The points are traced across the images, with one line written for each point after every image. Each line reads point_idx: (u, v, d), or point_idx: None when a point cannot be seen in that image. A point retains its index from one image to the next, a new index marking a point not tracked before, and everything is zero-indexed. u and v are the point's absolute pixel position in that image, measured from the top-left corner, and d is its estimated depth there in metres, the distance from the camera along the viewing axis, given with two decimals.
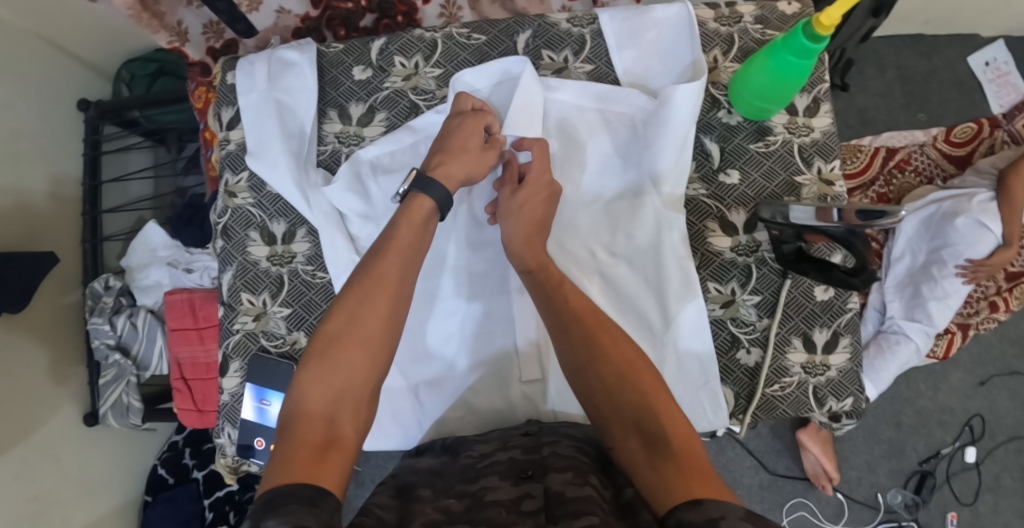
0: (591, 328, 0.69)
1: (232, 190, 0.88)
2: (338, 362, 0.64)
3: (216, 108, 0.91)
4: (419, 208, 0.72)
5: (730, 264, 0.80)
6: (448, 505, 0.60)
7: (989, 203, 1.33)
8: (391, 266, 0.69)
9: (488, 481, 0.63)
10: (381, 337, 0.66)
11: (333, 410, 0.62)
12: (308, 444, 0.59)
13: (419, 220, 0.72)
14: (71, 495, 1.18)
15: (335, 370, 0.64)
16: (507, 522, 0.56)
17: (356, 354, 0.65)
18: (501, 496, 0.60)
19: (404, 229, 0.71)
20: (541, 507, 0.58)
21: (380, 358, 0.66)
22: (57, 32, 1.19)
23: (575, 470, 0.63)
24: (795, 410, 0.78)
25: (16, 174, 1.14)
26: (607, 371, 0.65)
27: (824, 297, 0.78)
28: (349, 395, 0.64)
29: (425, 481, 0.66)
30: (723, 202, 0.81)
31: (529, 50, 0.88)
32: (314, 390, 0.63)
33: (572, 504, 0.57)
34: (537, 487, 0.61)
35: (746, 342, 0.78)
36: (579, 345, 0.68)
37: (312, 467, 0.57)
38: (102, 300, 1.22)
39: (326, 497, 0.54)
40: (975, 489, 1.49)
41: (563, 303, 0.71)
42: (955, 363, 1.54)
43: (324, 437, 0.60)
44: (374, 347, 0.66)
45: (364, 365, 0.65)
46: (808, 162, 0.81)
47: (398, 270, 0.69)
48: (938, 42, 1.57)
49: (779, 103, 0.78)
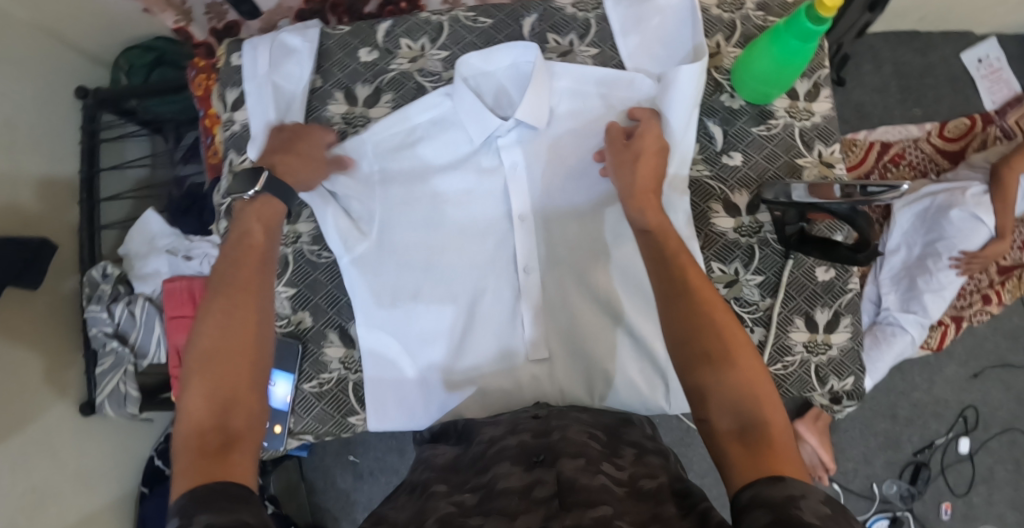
0: (702, 304, 0.64)
1: (238, 171, 0.87)
2: (216, 367, 0.63)
3: (221, 89, 0.90)
4: (270, 208, 0.74)
5: (733, 245, 0.80)
6: (462, 499, 0.61)
7: (982, 195, 1.36)
8: (247, 274, 0.69)
9: (499, 468, 0.62)
10: (253, 335, 0.66)
11: (233, 412, 0.61)
12: (206, 450, 0.58)
13: (270, 218, 0.74)
14: (65, 487, 1.15)
15: (214, 377, 0.62)
16: (519, 510, 0.55)
17: (232, 359, 0.64)
18: (512, 484, 0.59)
19: (257, 228, 0.73)
20: (554, 494, 0.57)
21: (258, 357, 0.65)
22: (56, 19, 1.18)
23: (586, 457, 0.62)
24: (798, 390, 0.78)
25: (15, 158, 1.13)
26: (714, 345, 0.62)
27: (825, 278, 0.78)
28: (237, 393, 0.62)
29: (438, 476, 0.67)
30: (726, 184, 0.81)
31: (535, 34, 0.89)
32: (199, 398, 0.61)
33: (584, 492, 0.56)
34: (549, 472, 0.59)
35: (750, 321, 0.78)
36: (687, 319, 0.64)
37: (222, 464, 0.57)
38: (99, 288, 1.21)
39: (245, 488, 0.55)
40: (969, 479, 1.51)
41: (675, 274, 0.66)
42: (949, 355, 1.56)
43: (220, 440, 0.59)
44: (247, 346, 0.65)
45: (245, 367, 0.64)
46: (809, 146, 0.82)
47: (254, 272, 0.70)
48: (932, 39, 1.60)
49: (781, 88, 0.79)
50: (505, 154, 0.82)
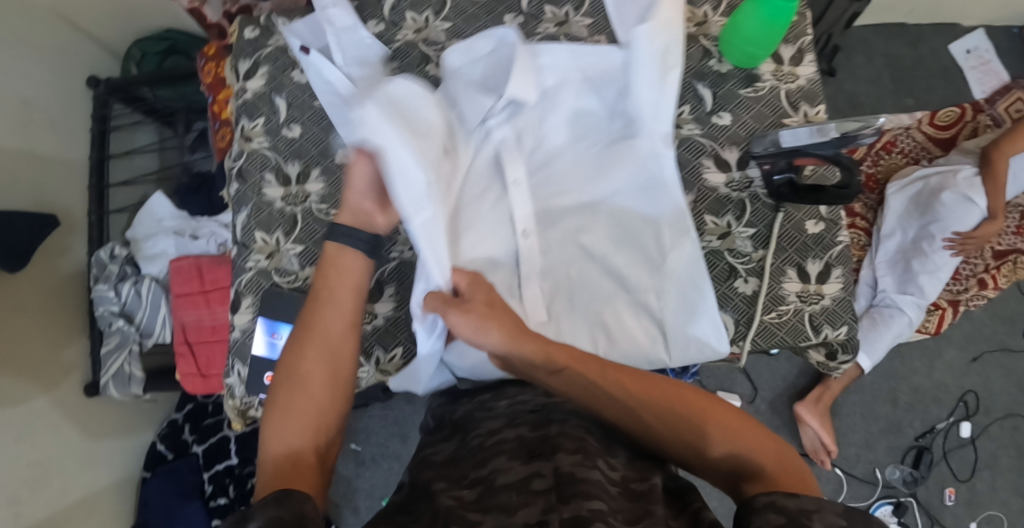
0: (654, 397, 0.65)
1: (249, 135, 0.90)
2: (288, 403, 0.68)
3: (233, 60, 0.94)
4: (342, 265, 0.74)
5: (726, 200, 0.82)
6: (462, 494, 0.59)
7: (973, 178, 1.38)
8: (322, 316, 0.72)
9: (497, 462, 0.61)
10: (326, 376, 0.70)
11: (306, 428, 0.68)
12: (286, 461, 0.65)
13: (341, 276, 0.74)
14: (71, 463, 1.16)
15: (290, 410, 0.68)
16: (517, 506, 0.55)
17: (304, 396, 0.69)
18: (510, 479, 0.58)
19: (325, 284, 0.73)
20: (551, 486, 0.56)
21: (332, 391, 0.70)
22: (70, 8, 1.22)
23: (584, 452, 0.60)
24: (793, 338, 0.79)
25: (27, 140, 1.16)
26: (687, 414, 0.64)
27: (815, 230, 0.81)
28: (310, 415, 0.68)
29: (439, 475, 0.64)
30: (717, 141, 0.84)
31: (533, 6, 0.92)
32: (276, 431, 0.67)
33: (582, 485, 0.55)
34: (547, 466, 0.58)
35: (743, 272, 0.80)
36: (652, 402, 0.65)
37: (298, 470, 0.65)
38: (107, 268, 1.24)
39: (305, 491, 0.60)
40: (972, 465, 1.51)
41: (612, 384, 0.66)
42: (948, 340, 1.57)
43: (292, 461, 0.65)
44: (329, 383, 0.70)
45: (316, 399, 0.69)
46: (795, 106, 0.85)
47: (330, 315, 0.72)
48: (922, 31, 1.65)
49: (768, 48, 0.82)
50: (494, 134, 0.82)
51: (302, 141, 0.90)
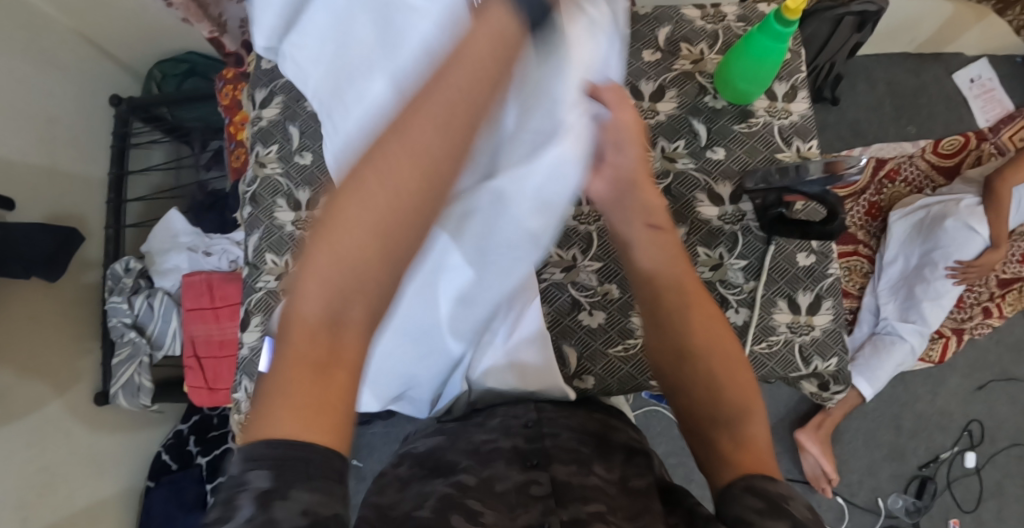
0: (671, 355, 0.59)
1: (263, 161, 0.94)
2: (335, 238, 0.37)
3: (251, 90, 0.99)
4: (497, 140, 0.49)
5: (718, 231, 0.84)
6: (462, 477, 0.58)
7: (976, 207, 1.39)
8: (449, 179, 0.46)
9: (495, 467, 0.60)
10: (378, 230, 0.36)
11: (303, 297, 0.38)
12: (300, 360, 0.38)
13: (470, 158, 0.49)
14: (80, 471, 1.20)
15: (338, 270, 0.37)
16: (516, 510, 0.55)
17: (325, 270, 0.37)
18: (509, 483, 0.58)
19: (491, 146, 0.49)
20: (551, 493, 0.57)
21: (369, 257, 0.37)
22: (92, 28, 1.29)
23: (578, 462, 0.61)
24: (783, 369, 0.81)
25: (50, 156, 1.22)
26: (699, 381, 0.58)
27: (806, 262, 0.83)
28: (351, 290, 0.37)
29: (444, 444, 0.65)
30: (710, 176, 0.86)
31: None
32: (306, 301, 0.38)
33: (579, 491, 0.57)
34: (545, 475, 0.59)
35: (734, 303, 0.82)
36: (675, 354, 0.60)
37: (315, 415, 0.39)
38: (121, 280, 1.28)
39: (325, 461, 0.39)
40: (977, 495, 1.49)
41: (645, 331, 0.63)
42: (952, 368, 1.57)
43: (320, 365, 0.38)
44: (374, 264, 0.37)
45: (335, 269, 0.37)
46: (788, 142, 0.87)
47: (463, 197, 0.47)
48: (925, 60, 1.68)
49: (760, 86, 0.85)
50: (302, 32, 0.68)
51: (313, 168, 0.94)
